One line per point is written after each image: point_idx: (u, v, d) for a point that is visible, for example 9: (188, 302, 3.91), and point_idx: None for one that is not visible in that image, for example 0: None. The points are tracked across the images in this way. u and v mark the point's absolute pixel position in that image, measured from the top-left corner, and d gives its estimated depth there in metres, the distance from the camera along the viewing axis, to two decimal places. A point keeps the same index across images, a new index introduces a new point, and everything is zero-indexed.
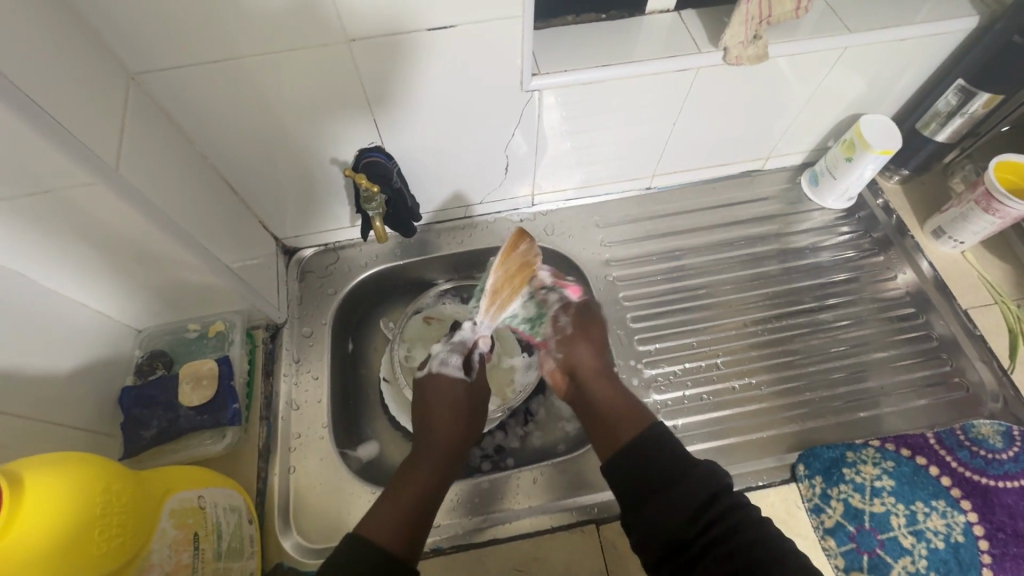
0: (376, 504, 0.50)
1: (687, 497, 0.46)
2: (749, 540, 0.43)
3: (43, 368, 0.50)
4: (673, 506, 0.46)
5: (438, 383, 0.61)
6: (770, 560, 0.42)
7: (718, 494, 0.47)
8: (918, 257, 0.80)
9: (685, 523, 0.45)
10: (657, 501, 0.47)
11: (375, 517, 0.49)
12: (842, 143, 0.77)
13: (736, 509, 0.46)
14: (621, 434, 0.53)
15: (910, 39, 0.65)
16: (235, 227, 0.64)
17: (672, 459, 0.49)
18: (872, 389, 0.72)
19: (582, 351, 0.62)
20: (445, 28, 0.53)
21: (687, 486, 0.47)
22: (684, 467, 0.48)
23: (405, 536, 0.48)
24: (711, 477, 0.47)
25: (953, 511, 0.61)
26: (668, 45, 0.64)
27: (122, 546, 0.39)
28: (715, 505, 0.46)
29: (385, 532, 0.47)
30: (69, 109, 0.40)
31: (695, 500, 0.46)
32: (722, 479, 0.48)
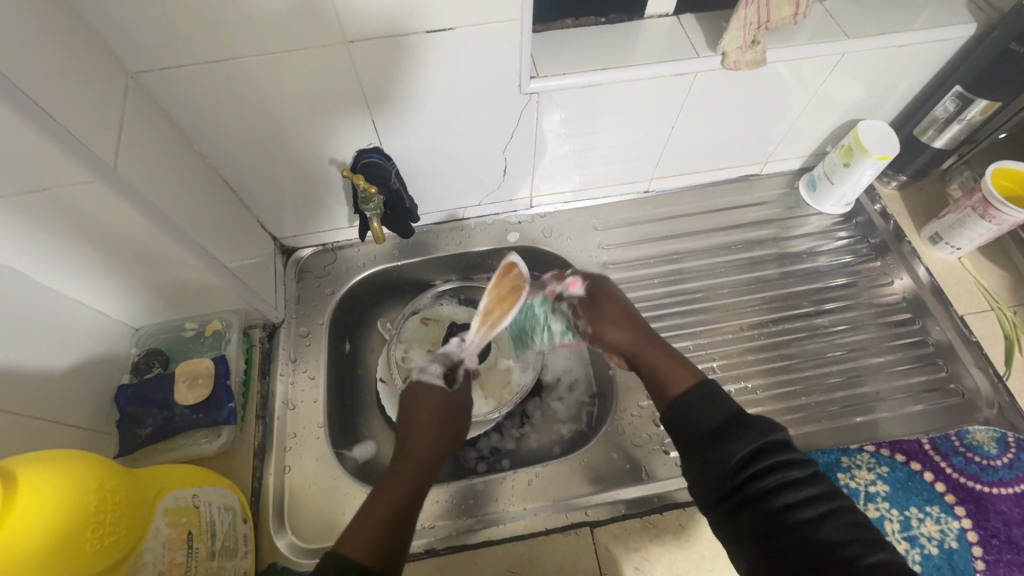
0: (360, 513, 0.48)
1: (730, 451, 0.47)
2: (793, 499, 0.44)
3: (38, 365, 0.50)
4: (715, 459, 0.47)
5: (420, 391, 0.62)
6: (811, 521, 0.42)
7: (766, 451, 0.47)
8: (915, 263, 0.80)
9: (726, 476, 0.46)
10: (697, 460, 0.49)
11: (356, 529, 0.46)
12: (840, 148, 0.77)
13: (787, 466, 0.46)
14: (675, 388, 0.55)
15: (908, 46, 0.65)
16: (234, 226, 0.64)
17: (715, 416, 0.50)
18: (868, 394, 0.72)
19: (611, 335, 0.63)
20: (444, 30, 0.53)
21: (733, 442, 0.47)
22: (729, 423, 0.49)
23: (383, 548, 0.45)
24: (760, 434, 0.47)
25: (947, 517, 0.60)
26: (667, 49, 0.64)
27: (115, 544, 0.39)
28: (760, 462, 0.46)
29: (365, 542, 0.45)
30: (67, 106, 0.40)
31: (739, 453, 0.47)
32: (774, 436, 0.48)
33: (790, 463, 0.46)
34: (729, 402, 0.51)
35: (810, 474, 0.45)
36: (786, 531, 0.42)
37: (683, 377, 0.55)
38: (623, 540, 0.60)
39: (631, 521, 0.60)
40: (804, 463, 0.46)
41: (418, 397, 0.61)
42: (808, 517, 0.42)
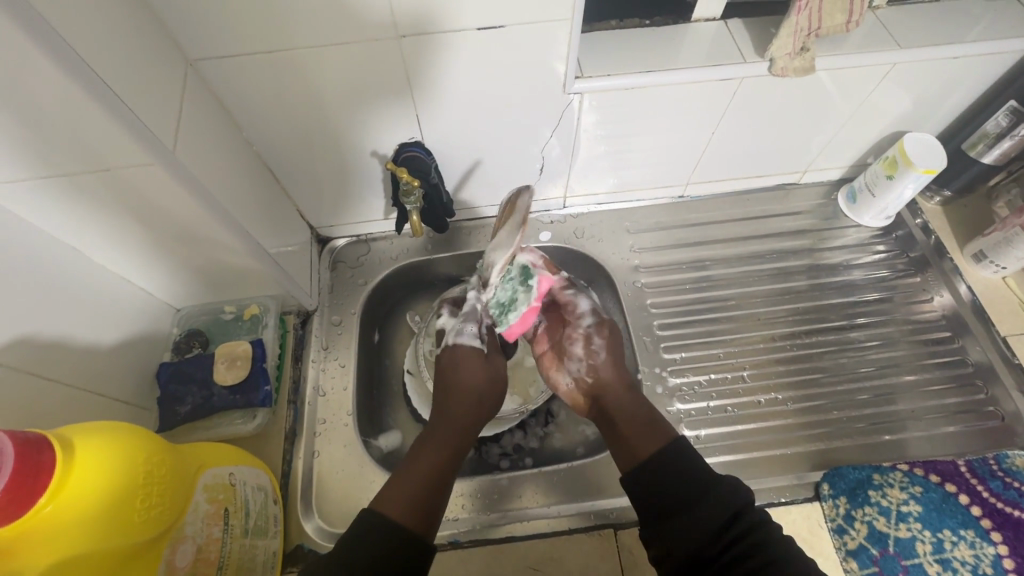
0: (390, 486, 0.54)
1: (710, 514, 0.50)
2: (768, 558, 0.47)
3: (88, 338, 0.52)
4: (700, 523, 0.50)
5: (466, 358, 0.66)
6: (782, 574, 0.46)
7: (739, 513, 0.50)
8: (956, 280, 0.78)
9: (709, 539, 0.49)
10: (682, 514, 0.51)
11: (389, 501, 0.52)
12: (884, 159, 0.75)
13: (758, 526, 0.49)
14: (641, 448, 0.57)
15: (963, 58, 0.64)
16: (276, 213, 0.66)
17: (696, 481, 0.53)
18: (901, 412, 0.71)
19: (608, 371, 0.65)
20: (493, 28, 0.53)
21: (712, 503, 0.51)
22: (705, 486, 0.52)
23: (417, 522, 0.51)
24: (734, 496, 0.51)
25: (982, 542, 0.59)
26: (712, 53, 0.63)
27: (160, 516, 0.40)
28: (737, 522, 0.49)
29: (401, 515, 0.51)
30: (133, 90, 0.42)
31: (720, 515, 0.50)
32: (743, 498, 0.52)
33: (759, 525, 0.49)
34: (703, 465, 0.54)
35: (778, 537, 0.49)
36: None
37: (650, 444, 0.57)
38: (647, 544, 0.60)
39: None
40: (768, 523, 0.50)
41: (455, 362, 0.65)
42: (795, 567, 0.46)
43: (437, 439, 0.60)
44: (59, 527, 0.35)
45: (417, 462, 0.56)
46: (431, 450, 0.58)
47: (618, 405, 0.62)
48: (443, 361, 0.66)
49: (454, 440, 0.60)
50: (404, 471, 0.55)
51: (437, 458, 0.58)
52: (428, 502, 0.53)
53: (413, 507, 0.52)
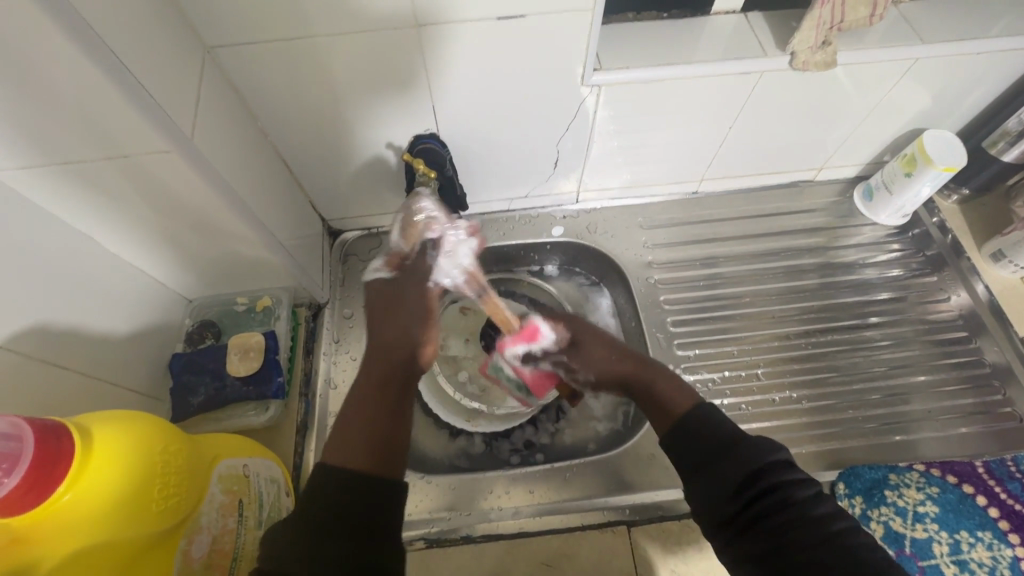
0: (339, 429, 0.49)
1: (733, 470, 0.45)
2: (793, 518, 0.42)
3: (101, 327, 0.51)
4: (719, 479, 0.45)
5: (409, 292, 0.60)
6: (813, 530, 0.41)
7: (767, 469, 0.44)
8: (974, 279, 0.77)
9: (729, 497, 0.44)
10: (701, 470, 0.46)
11: (344, 441, 0.48)
12: (901, 157, 0.74)
13: (790, 483, 0.44)
14: (670, 404, 0.53)
15: (986, 54, 0.63)
16: (289, 205, 0.65)
17: (719, 437, 0.48)
18: (916, 412, 0.70)
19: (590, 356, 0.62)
20: (513, 18, 0.53)
21: (734, 459, 0.45)
22: (730, 443, 0.47)
23: (376, 454, 0.47)
24: (761, 452, 0.45)
25: (1000, 544, 0.58)
26: (731, 47, 0.63)
27: (176, 506, 0.40)
28: (763, 479, 0.44)
29: (357, 462, 0.46)
30: (151, 75, 0.41)
31: (743, 470, 0.45)
32: (774, 454, 0.45)
33: (793, 484, 0.44)
34: (725, 422, 0.49)
35: (809, 495, 0.43)
36: (784, 550, 0.40)
37: (681, 399, 0.54)
38: (659, 542, 0.60)
39: (670, 523, 0.60)
40: (807, 481, 0.44)
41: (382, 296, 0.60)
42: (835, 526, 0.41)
43: (363, 407, 0.50)
44: (94, 507, 0.35)
45: (354, 420, 0.49)
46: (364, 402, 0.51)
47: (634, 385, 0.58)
48: (374, 303, 0.60)
49: (387, 404, 0.52)
50: (346, 424, 0.49)
51: (376, 403, 0.51)
52: (383, 439, 0.48)
53: (371, 452, 0.47)
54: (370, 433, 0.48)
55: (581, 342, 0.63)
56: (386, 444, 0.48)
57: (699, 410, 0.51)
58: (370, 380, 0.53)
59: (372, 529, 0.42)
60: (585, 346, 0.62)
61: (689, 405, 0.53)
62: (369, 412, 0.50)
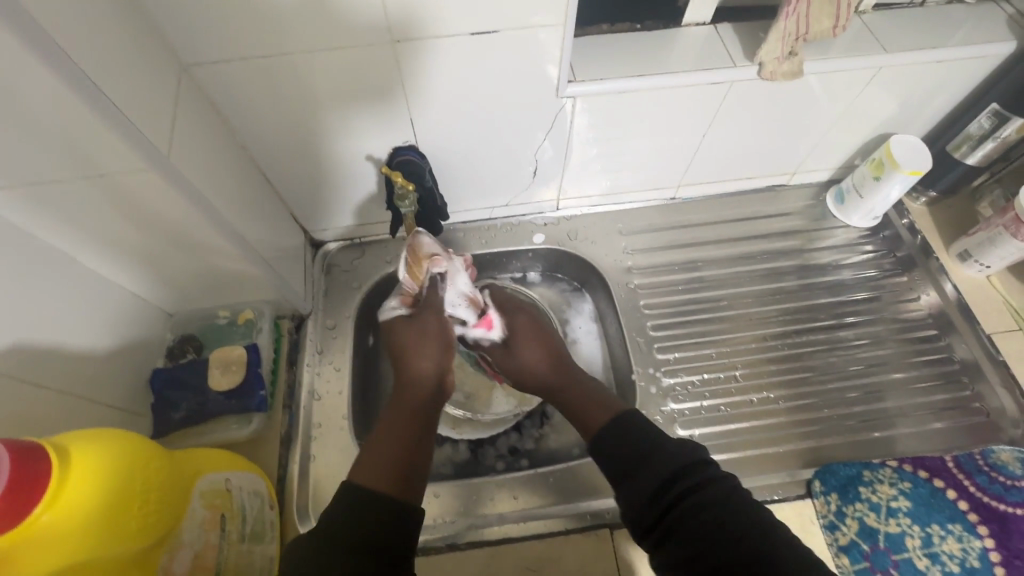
0: (361, 457, 0.49)
1: (649, 475, 0.45)
2: (712, 520, 0.41)
3: (82, 345, 0.51)
4: (639, 486, 0.45)
5: (422, 326, 0.60)
6: (728, 534, 0.41)
7: (682, 473, 0.45)
8: (942, 279, 0.79)
9: (647, 505, 0.44)
10: (624, 478, 0.47)
11: (365, 468, 0.48)
12: (870, 161, 0.77)
13: (705, 486, 0.44)
14: (592, 420, 0.54)
15: (945, 62, 0.65)
16: (270, 218, 0.66)
17: (637, 440, 0.49)
18: (889, 409, 0.72)
19: (523, 355, 0.65)
20: (486, 33, 0.54)
21: (652, 466, 0.46)
22: (646, 451, 0.47)
23: (398, 479, 0.47)
24: (675, 456, 0.46)
25: (969, 536, 0.60)
26: (701, 57, 0.64)
27: (157, 523, 0.41)
28: (677, 485, 0.44)
29: (376, 484, 0.46)
30: (127, 95, 0.42)
31: (659, 476, 0.45)
32: (688, 458, 0.46)
33: (709, 485, 0.44)
34: (646, 427, 0.50)
35: (727, 494, 0.43)
36: (707, 554, 0.40)
37: (602, 413, 0.55)
38: (643, 543, 0.61)
39: None
40: (723, 481, 0.44)
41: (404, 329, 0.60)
42: (757, 524, 0.41)
43: (388, 438, 0.51)
44: (75, 525, 0.35)
45: (379, 447, 0.50)
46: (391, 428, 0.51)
47: (557, 396, 0.60)
48: (394, 340, 0.60)
49: (416, 427, 0.52)
50: (367, 453, 0.49)
51: (404, 430, 0.51)
52: (409, 462, 0.49)
53: (393, 475, 0.47)
54: (393, 455, 0.49)
55: (517, 349, 0.65)
56: (413, 466, 0.49)
57: (624, 418, 0.51)
58: (405, 403, 0.54)
59: (379, 552, 0.42)
60: (518, 355, 0.65)
61: (606, 418, 0.54)
62: (400, 434, 0.51)
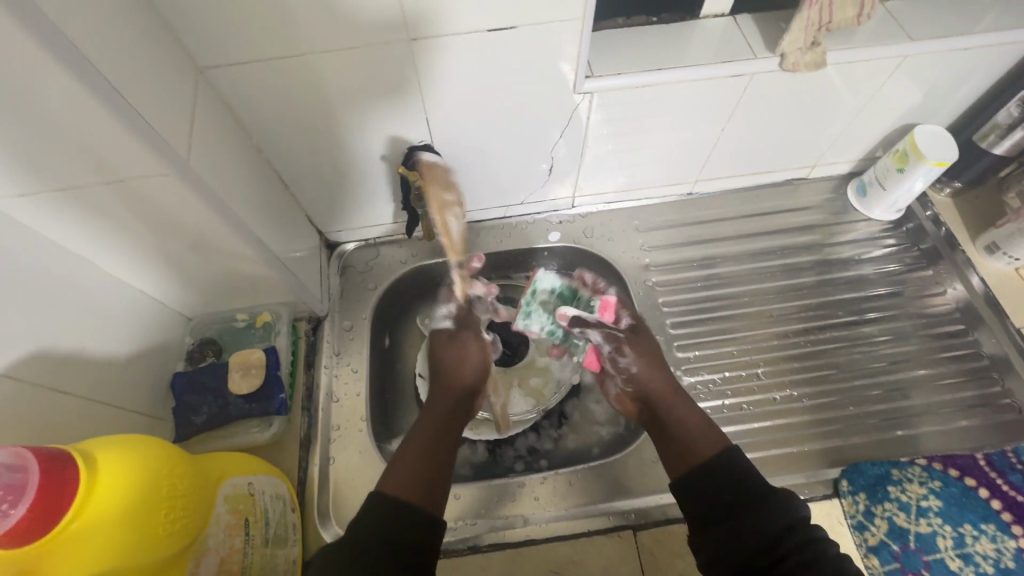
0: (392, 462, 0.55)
1: (766, 522, 0.47)
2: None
3: (104, 350, 0.51)
4: (751, 531, 0.47)
5: (463, 355, 0.66)
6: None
7: (797, 528, 0.47)
8: (969, 272, 0.78)
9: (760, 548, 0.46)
10: (733, 521, 0.48)
11: (391, 473, 0.53)
12: (893, 153, 0.75)
13: (814, 542, 0.46)
14: (695, 450, 0.56)
15: (973, 49, 0.63)
16: (286, 221, 0.65)
17: (750, 487, 0.50)
18: (916, 406, 0.70)
19: (653, 374, 0.63)
20: (505, 29, 0.53)
21: (765, 514, 0.48)
22: (759, 496, 0.49)
23: (417, 485, 0.52)
24: (789, 509, 0.48)
25: (1003, 535, 0.59)
26: (721, 49, 0.63)
27: (184, 529, 0.41)
28: (790, 539, 0.46)
29: (405, 491, 0.50)
30: (145, 100, 0.42)
31: (775, 527, 0.47)
32: (800, 514, 0.48)
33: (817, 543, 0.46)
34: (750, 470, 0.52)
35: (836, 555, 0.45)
36: None
37: (707, 448, 0.56)
38: (666, 544, 0.60)
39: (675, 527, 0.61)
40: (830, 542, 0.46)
41: (446, 360, 0.66)
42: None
43: (415, 448, 0.56)
44: (117, 516, 0.36)
45: (405, 458, 0.54)
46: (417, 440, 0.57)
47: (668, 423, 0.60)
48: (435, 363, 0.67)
49: (437, 438, 0.58)
50: (397, 459, 0.55)
51: (425, 442, 0.57)
52: (425, 472, 0.53)
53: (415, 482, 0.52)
54: (412, 468, 0.53)
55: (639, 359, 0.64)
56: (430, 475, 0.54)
57: (728, 457, 0.53)
58: (434, 419, 0.60)
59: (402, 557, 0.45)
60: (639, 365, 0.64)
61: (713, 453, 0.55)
62: (419, 447, 0.56)
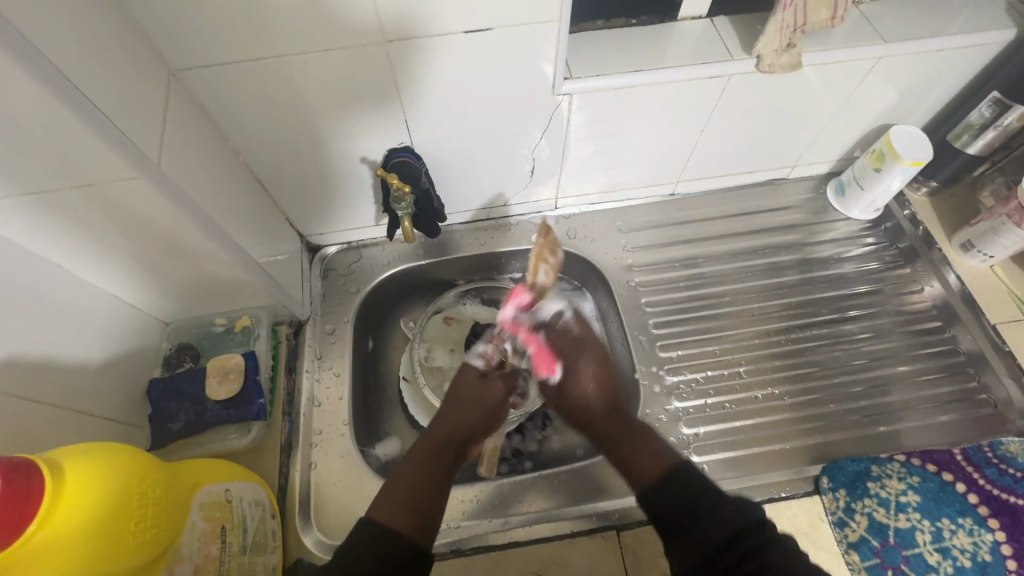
0: (394, 475, 0.54)
1: (715, 528, 0.48)
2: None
3: (76, 357, 0.50)
4: (699, 540, 0.49)
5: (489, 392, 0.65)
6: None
7: (747, 531, 0.48)
8: (945, 270, 0.79)
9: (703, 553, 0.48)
10: (686, 529, 0.50)
11: (392, 490, 0.52)
12: (870, 153, 0.76)
13: (764, 545, 0.47)
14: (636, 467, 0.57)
15: (944, 51, 0.65)
16: (265, 224, 0.65)
17: (702, 497, 0.51)
18: (895, 403, 0.71)
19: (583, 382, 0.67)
20: (480, 31, 0.53)
21: (712, 521, 0.49)
22: (710, 503, 0.51)
23: (418, 510, 0.51)
24: (741, 513, 0.49)
25: (980, 529, 0.59)
26: (698, 51, 0.64)
27: (155, 538, 0.40)
28: (738, 544, 0.47)
29: (402, 515, 0.50)
30: (113, 102, 0.41)
31: (723, 532, 0.48)
32: (753, 516, 0.49)
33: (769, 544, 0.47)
34: (707, 481, 0.53)
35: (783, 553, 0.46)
36: None
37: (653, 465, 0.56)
38: (649, 544, 0.60)
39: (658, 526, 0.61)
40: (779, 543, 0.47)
41: (465, 390, 0.65)
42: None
43: (420, 467, 0.56)
44: (86, 526, 0.35)
45: (408, 476, 0.54)
46: (423, 457, 0.57)
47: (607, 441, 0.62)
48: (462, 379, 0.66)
49: (442, 463, 0.58)
50: (399, 472, 0.55)
51: (432, 462, 0.57)
52: (429, 492, 0.53)
53: (415, 505, 0.51)
54: (415, 488, 0.53)
55: (572, 380, 0.67)
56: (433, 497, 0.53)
57: (680, 475, 0.54)
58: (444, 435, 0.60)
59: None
60: (574, 378, 0.67)
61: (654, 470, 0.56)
62: (425, 466, 0.56)
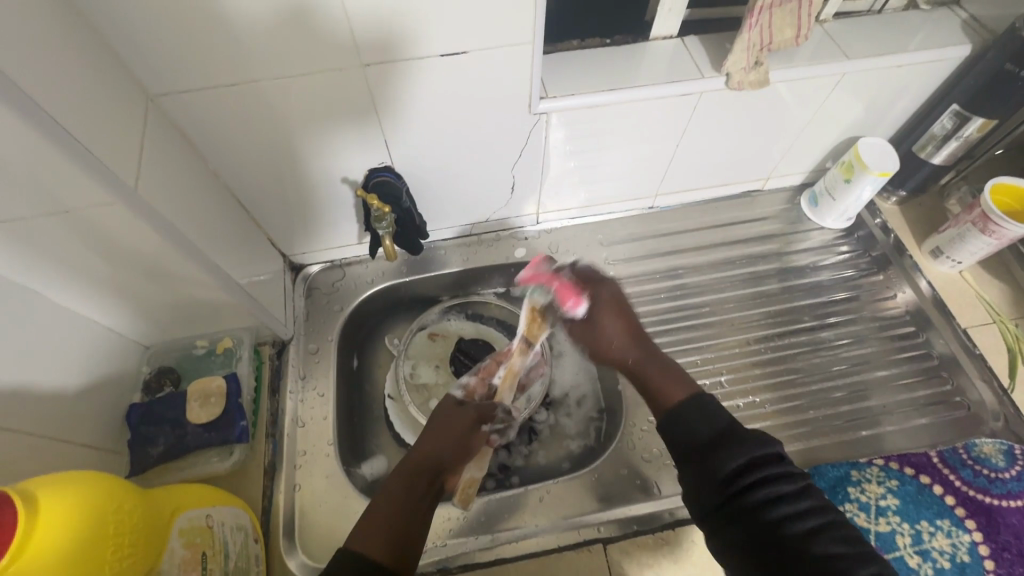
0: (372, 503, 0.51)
1: (729, 456, 0.48)
2: (783, 514, 0.44)
3: (54, 384, 0.50)
4: (711, 469, 0.48)
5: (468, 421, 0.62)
6: (790, 537, 0.43)
7: (758, 462, 0.47)
8: (916, 276, 0.81)
9: (716, 487, 0.47)
10: (696, 459, 0.50)
11: (372, 515, 0.49)
12: (840, 164, 0.78)
13: (775, 479, 0.46)
14: (669, 393, 0.56)
15: (904, 66, 0.67)
16: (246, 244, 0.64)
17: (710, 429, 0.51)
18: (874, 408, 0.73)
19: (609, 326, 0.63)
20: (456, 55, 0.54)
21: (726, 453, 0.48)
22: (723, 438, 0.50)
23: (397, 537, 0.48)
24: (755, 447, 0.48)
25: (958, 530, 0.61)
26: (670, 69, 0.65)
27: (132, 565, 0.40)
28: (750, 474, 0.47)
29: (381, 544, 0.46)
30: (89, 129, 0.41)
31: (735, 463, 0.47)
32: (767, 449, 0.48)
33: (793, 490, 0.46)
34: (722, 412, 0.52)
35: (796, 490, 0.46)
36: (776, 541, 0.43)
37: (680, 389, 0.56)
38: (635, 556, 0.60)
39: (644, 537, 0.61)
40: (797, 478, 0.47)
41: (443, 416, 0.62)
42: (806, 529, 0.43)
43: (400, 492, 0.52)
44: (63, 555, 0.35)
45: (386, 502, 0.51)
46: (405, 483, 0.54)
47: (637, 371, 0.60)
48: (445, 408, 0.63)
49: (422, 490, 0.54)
50: (378, 499, 0.51)
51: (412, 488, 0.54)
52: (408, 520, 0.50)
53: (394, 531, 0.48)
54: (397, 514, 0.50)
55: (597, 318, 0.64)
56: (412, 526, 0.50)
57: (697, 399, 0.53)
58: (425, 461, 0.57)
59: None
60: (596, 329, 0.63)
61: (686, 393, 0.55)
62: (404, 492, 0.52)
